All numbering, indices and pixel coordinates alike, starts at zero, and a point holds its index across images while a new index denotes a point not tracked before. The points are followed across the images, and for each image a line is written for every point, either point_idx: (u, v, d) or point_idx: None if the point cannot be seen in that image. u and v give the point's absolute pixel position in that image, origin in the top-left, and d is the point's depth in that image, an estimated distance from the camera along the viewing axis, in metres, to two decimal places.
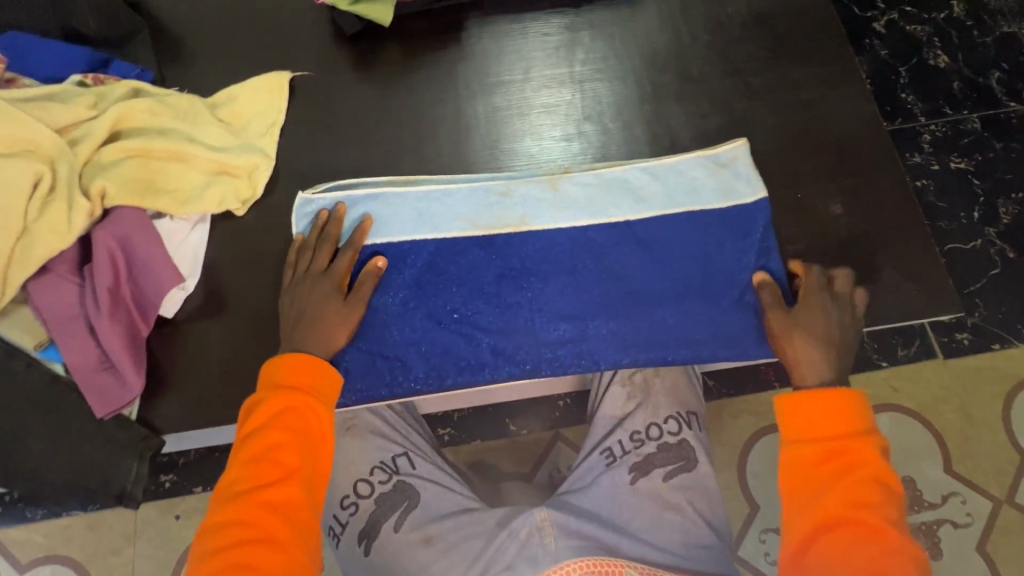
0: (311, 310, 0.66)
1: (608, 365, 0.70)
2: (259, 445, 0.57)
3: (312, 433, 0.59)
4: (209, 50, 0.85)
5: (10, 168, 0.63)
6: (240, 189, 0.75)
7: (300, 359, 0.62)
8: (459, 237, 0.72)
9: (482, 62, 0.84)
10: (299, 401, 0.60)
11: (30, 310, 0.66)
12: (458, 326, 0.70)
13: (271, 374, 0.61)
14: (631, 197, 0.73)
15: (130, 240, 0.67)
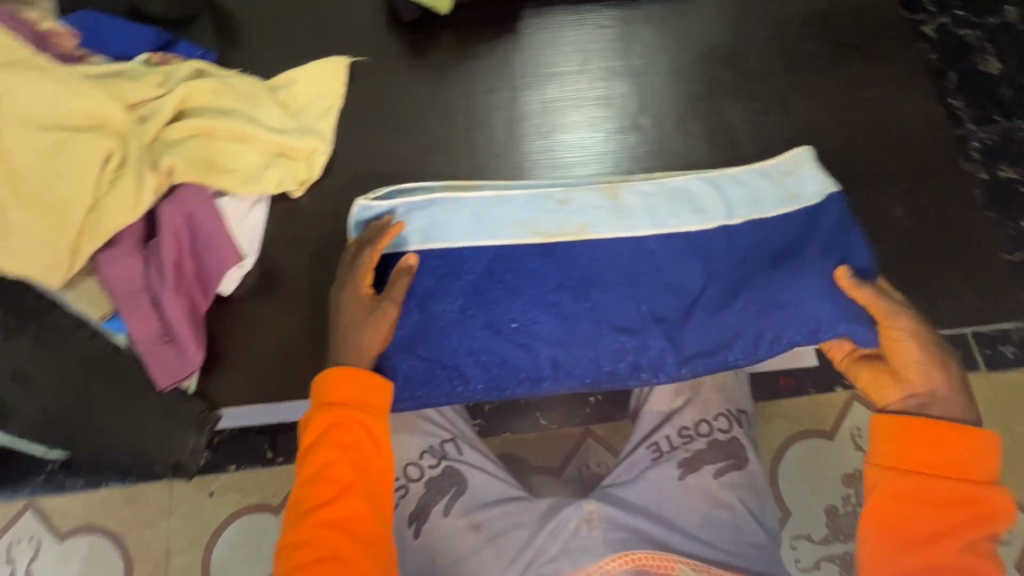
0: (347, 316, 0.67)
1: (667, 378, 0.70)
2: (316, 464, 0.61)
3: (363, 448, 0.62)
4: (268, 34, 0.86)
5: (84, 142, 0.64)
6: (298, 170, 0.75)
7: (343, 371, 0.64)
8: (518, 245, 0.71)
9: (537, 52, 0.84)
10: (346, 417, 0.63)
11: (96, 282, 0.68)
12: (517, 335, 0.70)
13: (316, 391, 0.64)
14: (693, 208, 0.72)
15: (194, 216, 0.68)
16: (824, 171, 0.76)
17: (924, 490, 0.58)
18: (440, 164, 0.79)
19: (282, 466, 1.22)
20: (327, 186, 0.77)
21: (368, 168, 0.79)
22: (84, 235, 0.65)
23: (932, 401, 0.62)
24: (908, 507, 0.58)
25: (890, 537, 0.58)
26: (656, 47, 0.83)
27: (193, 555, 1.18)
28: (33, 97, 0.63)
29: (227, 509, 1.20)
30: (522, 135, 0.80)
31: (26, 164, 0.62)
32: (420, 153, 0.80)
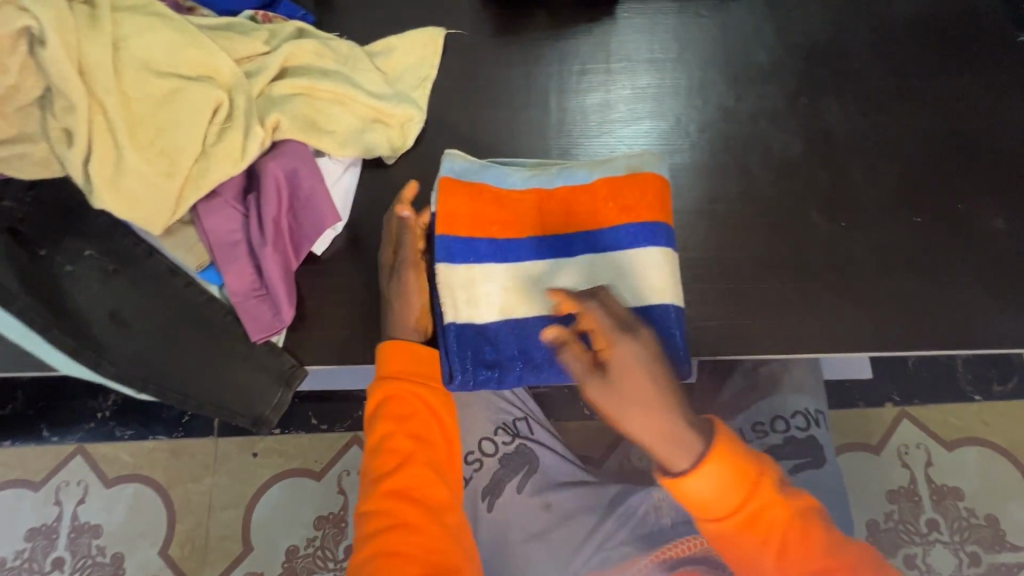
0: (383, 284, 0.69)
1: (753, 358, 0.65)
2: (382, 434, 0.62)
3: (421, 417, 0.63)
4: (364, 1, 0.86)
5: (197, 92, 0.65)
6: (392, 137, 0.76)
7: (399, 343, 0.65)
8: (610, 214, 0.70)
9: (633, 37, 0.83)
10: (405, 387, 0.64)
11: (195, 232, 0.69)
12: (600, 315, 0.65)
13: (374, 363, 0.65)
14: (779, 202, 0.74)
15: (296, 172, 0.68)
16: (923, 178, 0.75)
17: (755, 514, 0.53)
18: (531, 142, 0.79)
19: (325, 433, 1.23)
20: (419, 157, 0.78)
21: (459, 141, 0.79)
22: (190, 184, 0.66)
23: (658, 441, 0.53)
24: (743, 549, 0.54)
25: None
26: (756, 41, 0.82)
27: (234, 513, 1.20)
28: (152, 43, 0.63)
29: (270, 471, 1.22)
30: (613, 122, 0.79)
31: (142, 109, 0.63)
32: (511, 130, 0.79)
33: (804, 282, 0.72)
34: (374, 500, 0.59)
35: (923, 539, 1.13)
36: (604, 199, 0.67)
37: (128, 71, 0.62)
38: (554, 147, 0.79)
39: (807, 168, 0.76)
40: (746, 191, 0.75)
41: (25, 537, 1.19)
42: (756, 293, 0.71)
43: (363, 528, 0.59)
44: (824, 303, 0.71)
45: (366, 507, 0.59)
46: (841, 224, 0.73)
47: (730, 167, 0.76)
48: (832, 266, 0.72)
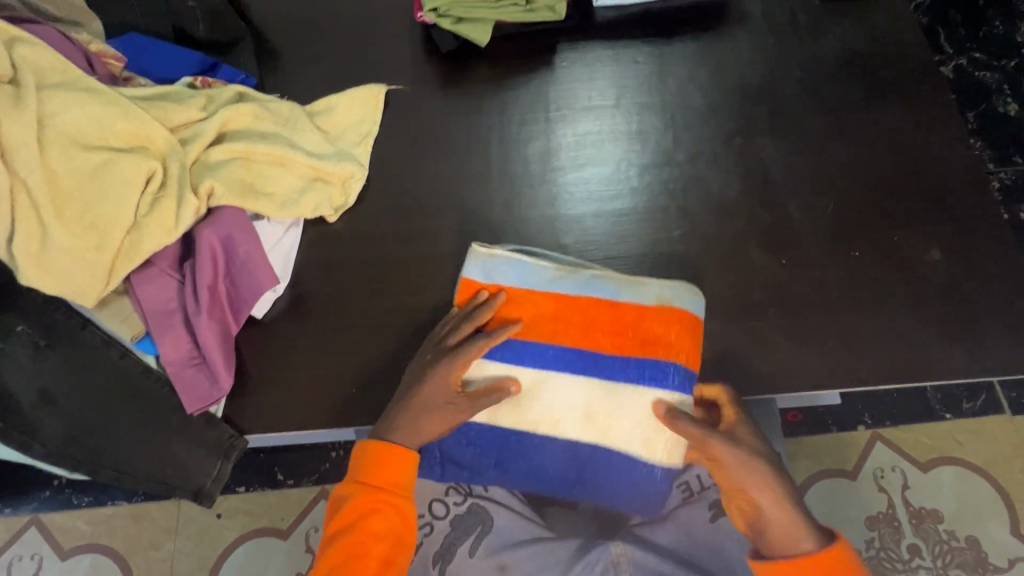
0: (429, 393, 0.65)
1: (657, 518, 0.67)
2: (346, 546, 0.63)
3: (393, 539, 0.63)
4: (306, 61, 0.87)
5: (127, 163, 0.65)
6: (333, 196, 0.76)
7: (384, 447, 0.64)
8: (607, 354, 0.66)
9: (573, 86, 0.84)
10: (384, 501, 0.64)
11: (130, 302, 0.67)
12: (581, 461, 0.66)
13: (355, 470, 0.65)
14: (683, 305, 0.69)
15: (232, 239, 0.67)
16: (859, 213, 0.76)
17: None
18: (474, 193, 0.78)
19: (291, 489, 1.19)
20: (361, 212, 0.78)
21: (402, 194, 0.78)
22: (121, 255, 0.65)
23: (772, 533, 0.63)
24: None
25: None
26: (691, 86, 0.84)
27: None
28: (80, 118, 0.63)
29: (234, 532, 1.17)
30: (555, 169, 0.79)
31: (70, 184, 0.63)
32: (453, 181, 0.79)
33: (748, 322, 0.71)
34: None
35: (905, 566, 1.11)
36: (625, 330, 0.66)
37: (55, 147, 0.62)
38: (497, 195, 0.78)
39: (746, 208, 0.76)
40: (687, 233, 0.75)
41: None
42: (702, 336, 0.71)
43: None
44: (770, 342, 0.71)
45: None
46: (782, 262, 0.74)
47: (671, 210, 0.77)
48: (776, 305, 0.72)
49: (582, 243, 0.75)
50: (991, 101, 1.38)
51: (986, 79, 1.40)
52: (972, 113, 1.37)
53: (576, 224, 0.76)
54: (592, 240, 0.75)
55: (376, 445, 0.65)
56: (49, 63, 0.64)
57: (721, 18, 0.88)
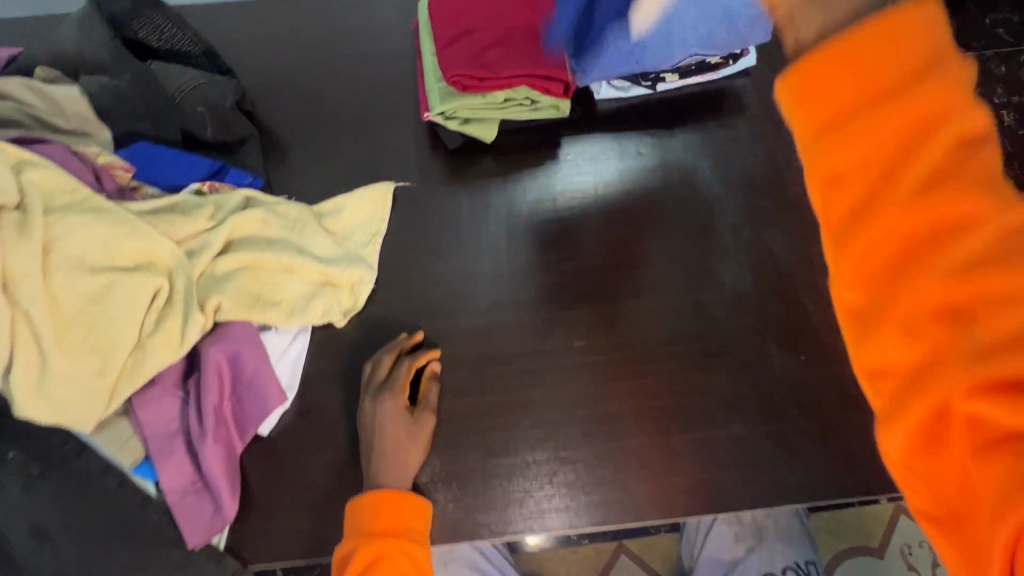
0: (389, 432, 0.65)
1: None
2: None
3: None
4: (314, 160, 0.88)
5: (134, 283, 0.63)
6: (342, 300, 0.74)
7: (388, 495, 0.62)
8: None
9: (579, 178, 0.85)
10: (392, 548, 0.61)
11: (129, 424, 0.64)
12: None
13: (358, 519, 0.62)
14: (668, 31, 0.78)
15: (239, 354, 0.66)
16: None
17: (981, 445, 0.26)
18: (484, 290, 0.77)
19: None
20: (370, 313, 0.76)
21: (412, 293, 0.77)
22: (124, 377, 0.63)
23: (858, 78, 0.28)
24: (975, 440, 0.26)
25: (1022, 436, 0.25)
26: (696, 176, 0.85)
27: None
28: (86, 240, 0.62)
29: None
30: (566, 264, 0.79)
31: (74, 308, 0.61)
32: (463, 279, 0.78)
33: (776, 425, 0.68)
34: None
35: None
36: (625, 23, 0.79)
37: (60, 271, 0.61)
38: (508, 293, 0.77)
39: (761, 300, 0.75)
40: (705, 328, 0.74)
41: None
42: (729, 441, 0.67)
43: None
44: (799, 445, 0.67)
45: None
46: (802, 357, 0.72)
47: (687, 305, 0.75)
48: (802, 403, 0.69)
49: (598, 343, 0.73)
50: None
51: None
52: None
53: (591, 323, 0.74)
54: (609, 338, 0.73)
55: (385, 497, 0.62)
56: (57, 184, 0.63)
57: (720, 107, 0.90)
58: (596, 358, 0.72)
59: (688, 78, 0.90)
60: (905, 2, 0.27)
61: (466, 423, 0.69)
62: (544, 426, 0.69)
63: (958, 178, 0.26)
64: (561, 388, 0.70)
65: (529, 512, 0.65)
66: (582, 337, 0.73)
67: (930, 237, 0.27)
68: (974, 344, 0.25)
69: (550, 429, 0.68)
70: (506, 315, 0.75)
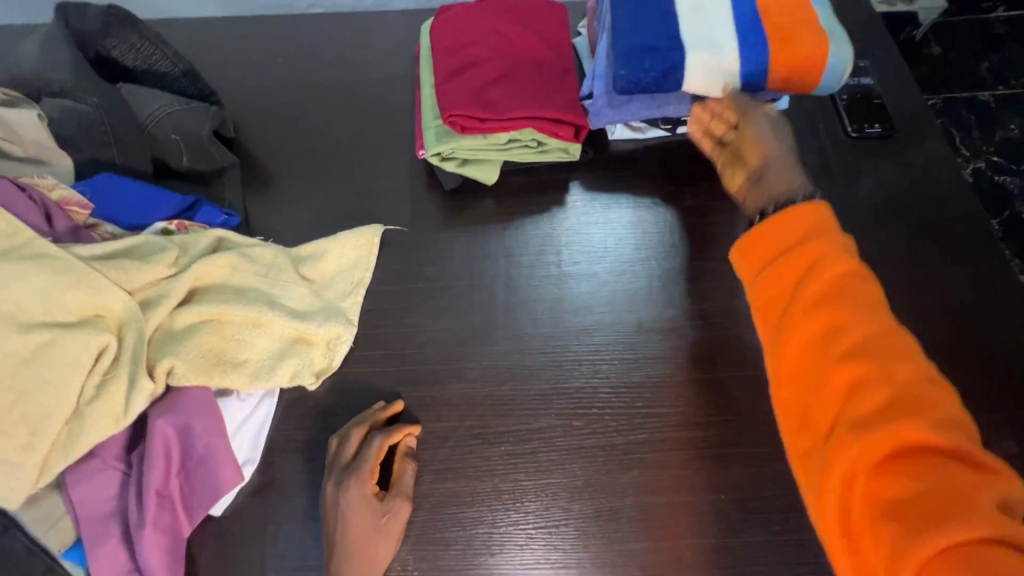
0: (354, 523, 0.57)
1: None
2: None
3: None
4: (298, 195, 0.80)
5: (76, 343, 0.56)
6: (315, 360, 0.66)
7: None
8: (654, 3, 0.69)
9: (587, 229, 0.77)
10: None
11: (61, 500, 0.57)
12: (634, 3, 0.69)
13: None
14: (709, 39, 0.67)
15: (191, 426, 0.58)
16: None
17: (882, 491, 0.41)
18: (475, 354, 0.69)
19: None
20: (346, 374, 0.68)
21: (394, 354, 0.69)
22: (57, 449, 0.55)
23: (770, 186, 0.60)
24: (868, 484, 0.42)
25: (886, 479, 0.41)
26: (717, 231, 0.76)
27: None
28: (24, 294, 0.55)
29: None
30: (569, 327, 0.70)
31: (2, 371, 0.53)
32: (452, 340, 0.70)
33: (804, 533, 0.59)
34: None
35: None
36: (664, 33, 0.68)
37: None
38: (502, 358, 0.68)
39: None
40: (724, 411, 0.65)
41: None
42: (747, 551, 0.58)
43: None
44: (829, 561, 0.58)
45: None
46: None
47: (704, 383, 0.66)
48: None
49: (601, 423, 0.64)
50: (1015, 208, 1.31)
51: (1008, 185, 1.33)
52: (998, 227, 1.30)
53: (595, 400, 0.66)
54: (615, 418, 0.65)
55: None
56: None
57: None
58: (598, 441, 0.63)
59: None
60: (808, 203, 0.53)
61: (445, 513, 0.60)
62: (537, 521, 0.60)
63: (824, 314, 0.48)
64: (557, 476, 0.62)
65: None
66: (584, 416, 0.65)
67: (819, 369, 0.47)
68: (854, 441, 0.43)
69: (543, 526, 0.60)
70: (499, 385, 0.67)
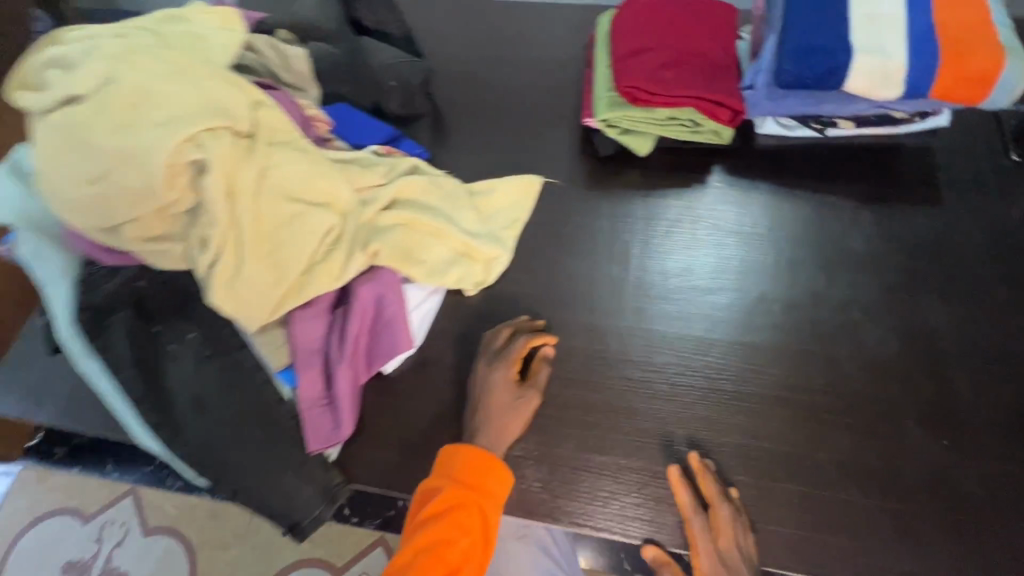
0: (495, 396, 0.69)
1: (823, 7, 0.75)
2: (433, 534, 0.64)
3: (474, 535, 0.65)
4: (474, 143, 0.95)
5: (319, 218, 0.74)
6: (476, 272, 0.80)
7: (477, 454, 0.66)
8: (820, 10, 0.75)
9: (724, 207, 0.84)
10: (469, 501, 0.65)
11: (281, 335, 0.75)
12: (798, 10, 0.76)
13: (449, 464, 0.66)
14: (876, 42, 0.73)
15: (384, 297, 0.74)
16: None
17: None
18: (608, 295, 0.79)
19: (354, 527, 1.22)
20: (498, 291, 0.81)
21: (538, 282, 0.81)
22: (290, 293, 0.73)
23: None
24: None
25: None
26: (852, 228, 0.80)
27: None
28: (293, 175, 0.73)
29: (293, 555, 1.21)
30: (693, 287, 0.78)
31: (268, 226, 0.72)
32: (587, 279, 0.80)
33: (897, 504, 0.63)
34: None
35: None
36: (831, 34, 0.74)
37: (266, 196, 0.71)
38: (630, 301, 0.78)
39: (906, 372, 0.70)
40: (834, 385, 0.70)
41: (62, 568, 1.25)
42: (838, 507, 0.64)
43: None
44: (919, 535, 0.62)
45: None
46: (944, 443, 0.66)
47: (819, 356, 0.71)
48: (931, 492, 0.64)
49: (713, 372, 0.72)
50: None
51: None
52: None
53: (710, 352, 0.73)
54: (727, 370, 0.72)
55: (475, 461, 0.66)
56: (280, 125, 0.75)
57: (894, 164, 0.85)
58: (707, 384, 0.71)
59: (864, 129, 0.85)
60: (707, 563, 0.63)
61: (566, 414, 0.71)
62: (644, 438, 0.69)
63: None
64: (668, 405, 0.70)
65: (613, 517, 0.65)
66: (698, 363, 0.73)
67: None
68: None
69: (649, 443, 0.68)
70: (624, 322, 0.76)
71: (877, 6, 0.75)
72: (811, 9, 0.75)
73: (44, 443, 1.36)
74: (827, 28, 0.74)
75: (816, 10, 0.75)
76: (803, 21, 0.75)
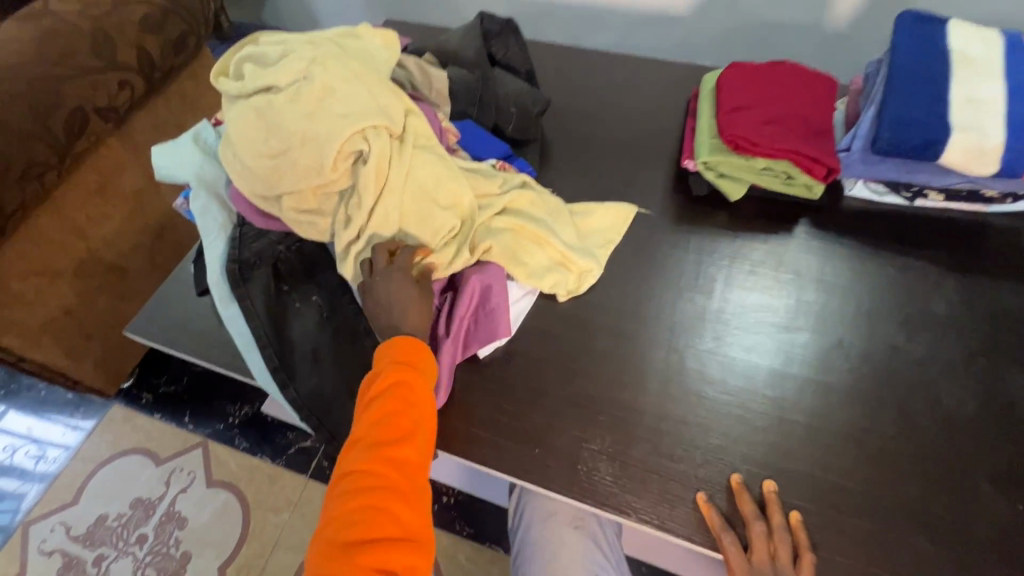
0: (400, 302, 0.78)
1: (927, 85, 0.82)
2: (382, 410, 0.63)
3: (422, 399, 0.66)
4: (576, 170, 1.06)
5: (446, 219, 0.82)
6: (570, 281, 0.88)
7: (409, 341, 0.69)
8: (924, 87, 0.82)
9: (806, 256, 0.90)
10: (406, 372, 0.66)
11: None
12: (904, 84, 0.82)
13: (386, 352, 0.68)
14: (975, 123, 0.79)
15: (490, 289, 0.83)
16: None
17: None
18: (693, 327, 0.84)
19: None
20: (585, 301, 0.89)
21: (624, 299, 0.88)
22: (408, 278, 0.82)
23: None
24: None
25: None
26: (933, 292, 0.84)
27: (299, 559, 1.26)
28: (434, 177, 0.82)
29: None
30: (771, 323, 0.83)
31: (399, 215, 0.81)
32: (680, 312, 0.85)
33: (964, 557, 0.65)
34: (361, 472, 0.59)
35: None
36: (932, 111, 0.80)
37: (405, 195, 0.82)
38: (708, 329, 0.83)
39: (980, 433, 0.72)
40: (906, 434, 0.72)
41: (129, 503, 1.35)
42: (904, 550, 0.66)
43: (342, 510, 0.57)
44: None
45: (351, 482, 0.58)
46: (1017, 507, 0.67)
47: (892, 405, 0.75)
48: (1001, 552, 0.65)
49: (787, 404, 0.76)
50: None
51: None
52: None
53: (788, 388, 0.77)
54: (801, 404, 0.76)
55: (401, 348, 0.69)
56: (423, 129, 0.86)
57: (981, 239, 0.89)
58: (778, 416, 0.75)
59: (953, 203, 0.90)
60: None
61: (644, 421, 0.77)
62: (714, 453, 0.73)
63: None
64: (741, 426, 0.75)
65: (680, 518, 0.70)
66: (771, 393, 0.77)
67: None
68: None
69: (718, 458, 0.73)
70: (704, 346, 0.82)
71: (977, 90, 0.81)
72: (916, 85, 0.82)
73: (134, 388, 1.50)
74: (929, 104, 0.81)
75: (921, 87, 0.82)
76: (906, 96, 0.81)
